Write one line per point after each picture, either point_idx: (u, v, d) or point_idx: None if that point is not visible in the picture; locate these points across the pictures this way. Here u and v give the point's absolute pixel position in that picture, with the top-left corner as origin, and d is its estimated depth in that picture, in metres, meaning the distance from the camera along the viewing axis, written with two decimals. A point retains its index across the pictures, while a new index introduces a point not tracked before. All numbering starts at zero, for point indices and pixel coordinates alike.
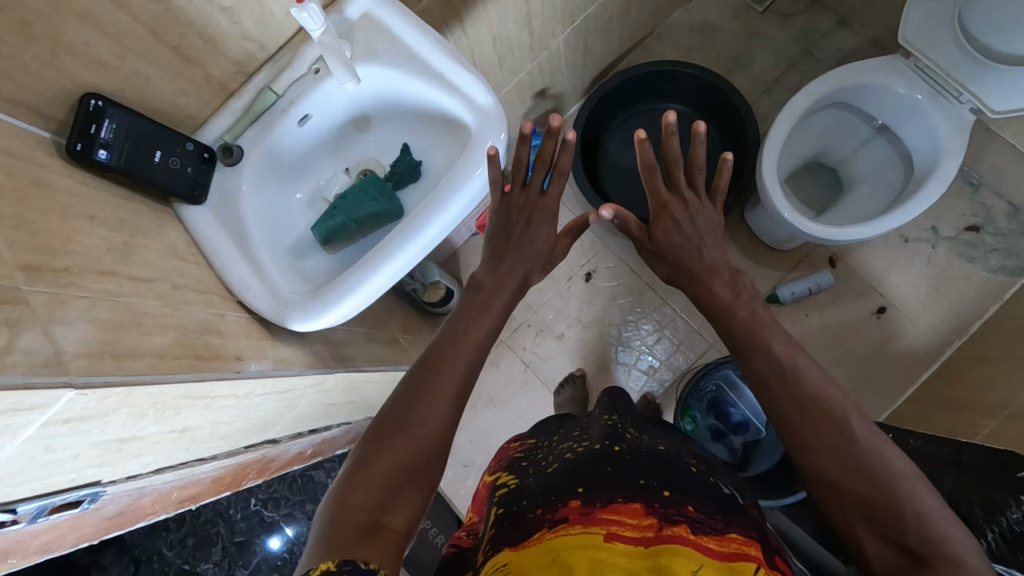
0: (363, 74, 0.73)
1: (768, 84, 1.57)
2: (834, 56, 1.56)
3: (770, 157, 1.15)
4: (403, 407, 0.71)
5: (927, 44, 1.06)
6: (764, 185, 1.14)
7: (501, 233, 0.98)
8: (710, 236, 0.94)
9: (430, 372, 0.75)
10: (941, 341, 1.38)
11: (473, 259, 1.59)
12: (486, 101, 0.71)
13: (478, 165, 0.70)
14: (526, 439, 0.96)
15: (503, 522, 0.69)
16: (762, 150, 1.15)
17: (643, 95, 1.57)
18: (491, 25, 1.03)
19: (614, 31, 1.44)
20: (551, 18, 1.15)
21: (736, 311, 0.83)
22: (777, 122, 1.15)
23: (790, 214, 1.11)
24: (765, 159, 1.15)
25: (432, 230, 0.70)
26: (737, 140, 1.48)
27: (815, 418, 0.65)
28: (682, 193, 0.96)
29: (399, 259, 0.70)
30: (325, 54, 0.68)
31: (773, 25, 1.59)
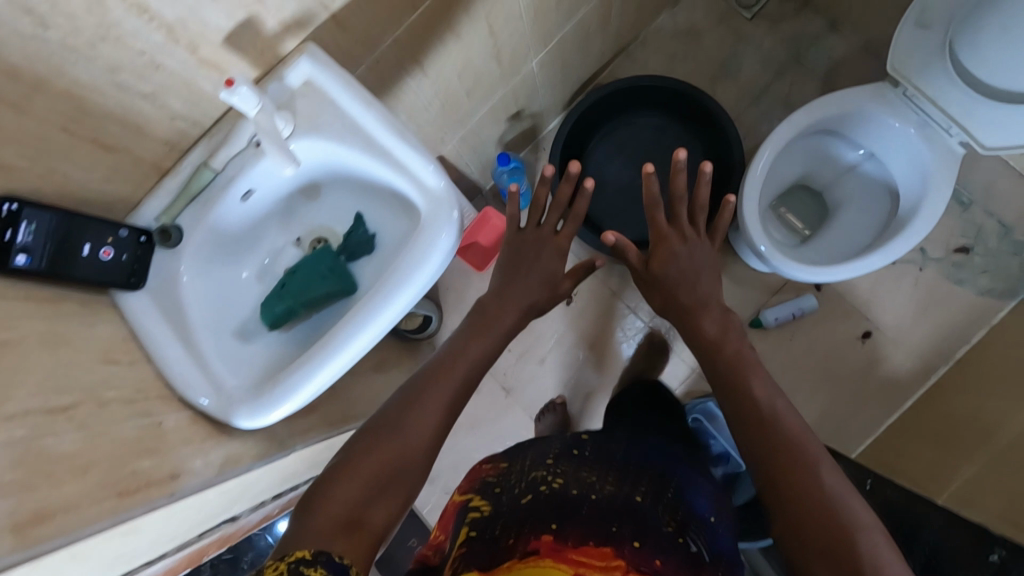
0: (303, 147, 0.69)
1: (756, 92, 1.49)
2: (825, 64, 1.47)
3: (752, 192, 1.10)
4: (399, 413, 0.72)
5: (915, 72, 1.00)
6: (744, 222, 1.10)
7: (513, 264, 1.04)
8: (702, 274, 0.89)
9: (426, 387, 0.77)
10: (926, 366, 1.35)
11: (452, 281, 1.55)
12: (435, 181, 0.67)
13: (439, 236, 0.66)
14: (498, 457, 0.83)
15: (478, 546, 0.65)
16: (745, 180, 1.10)
17: (627, 108, 1.51)
18: (453, 63, 0.96)
19: (593, 45, 1.36)
20: (522, 45, 1.09)
21: (723, 345, 0.82)
22: (759, 153, 1.10)
23: (766, 251, 1.08)
24: (746, 192, 1.10)
25: (395, 304, 0.66)
26: (723, 158, 1.43)
27: (794, 459, 0.63)
28: (682, 227, 0.91)
29: (364, 336, 0.66)
30: (265, 143, 0.64)
31: (761, 30, 1.51)
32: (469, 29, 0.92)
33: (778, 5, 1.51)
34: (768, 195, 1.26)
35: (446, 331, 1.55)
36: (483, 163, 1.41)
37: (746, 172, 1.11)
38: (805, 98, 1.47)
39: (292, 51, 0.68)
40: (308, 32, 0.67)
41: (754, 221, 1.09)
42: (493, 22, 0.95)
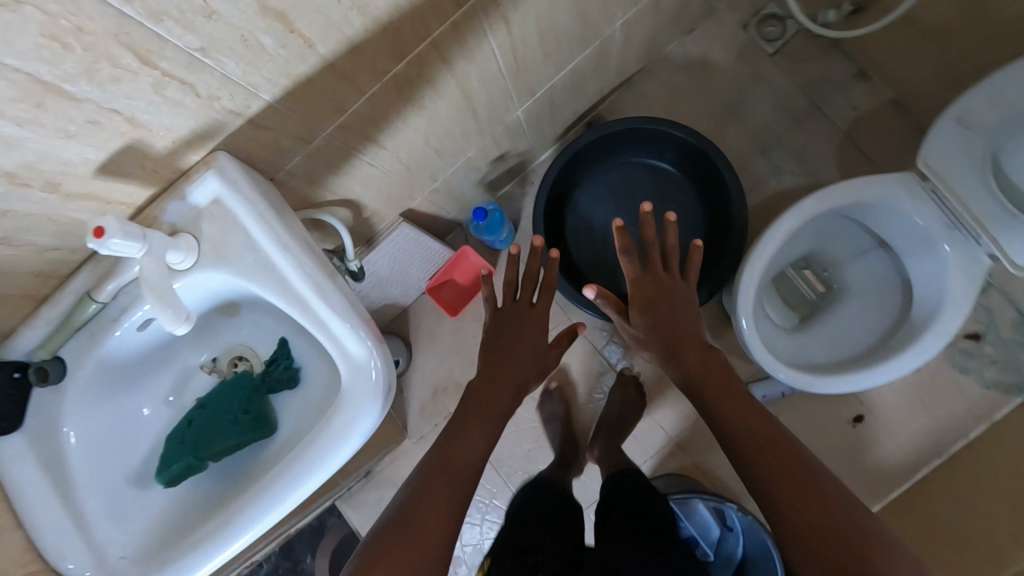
0: (186, 286, 0.62)
1: (767, 142, 1.35)
2: (847, 115, 1.33)
3: (750, 281, 0.99)
4: (405, 516, 0.68)
5: (954, 171, 0.87)
6: (735, 315, 1.00)
7: (494, 344, 0.97)
8: (685, 309, 0.95)
9: (429, 482, 0.73)
10: (917, 458, 1.27)
11: (424, 320, 1.45)
12: (359, 350, 0.60)
13: (364, 401, 0.59)
14: None
15: None
16: (745, 265, 0.99)
17: (625, 148, 1.36)
18: (417, 131, 0.83)
19: (591, 82, 1.22)
20: (503, 101, 0.95)
21: (712, 373, 0.87)
22: (762, 240, 0.99)
23: (747, 327, 0.98)
24: (743, 281, 0.98)
25: (313, 479, 0.59)
26: (722, 217, 1.30)
27: (806, 494, 0.65)
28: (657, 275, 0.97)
29: (279, 510, 0.59)
30: (149, 298, 0.57)
31: (780, 70, 1.36)
32: (435, 100, 0.79)
33: (803, 43, 1.36)
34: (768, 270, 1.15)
35: (414, 374, 1.45)
36: (461, 203, 1.29)
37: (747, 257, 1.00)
38: (821, 152, 1.33)
39: (196, 164, 0.59)
40: (218, 142, 0.58)
41: (747, 319, 0.99)
42: (466, 88, 0.82)
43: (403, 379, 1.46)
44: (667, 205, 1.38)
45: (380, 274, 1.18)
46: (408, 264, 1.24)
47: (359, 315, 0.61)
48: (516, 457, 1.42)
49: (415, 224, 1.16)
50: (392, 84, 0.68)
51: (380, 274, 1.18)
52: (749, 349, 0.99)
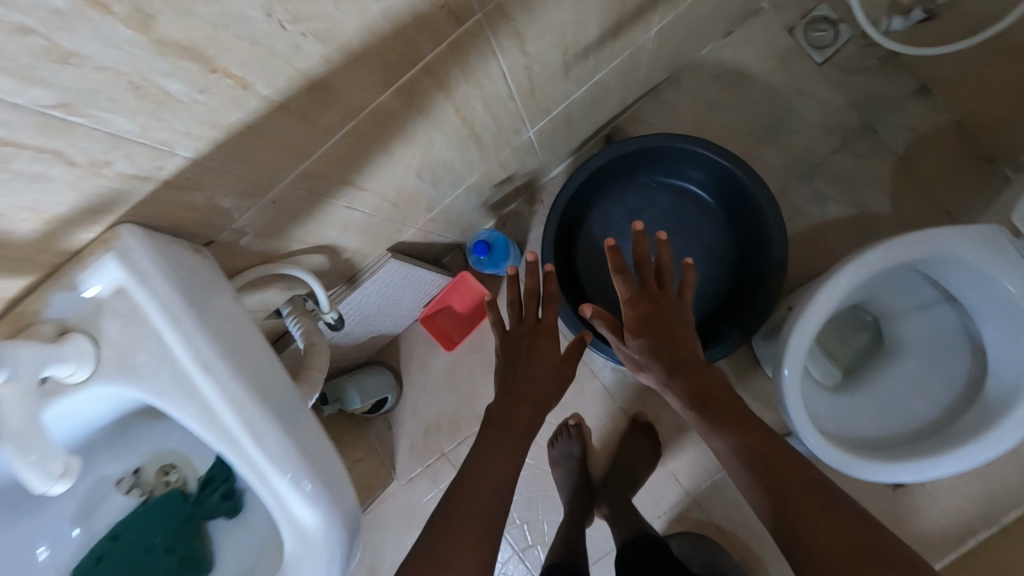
0: (64, 408, 0.48)
1: (809, 166, 1.19)
2: (902, 138, 1.16)
3: (800, 344, 0.84)
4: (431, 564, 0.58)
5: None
6: (778, 380, 0.85)
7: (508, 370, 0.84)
8: (683, 325, 0.87)
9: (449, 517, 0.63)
10: (963, 528, 1.13)
11: (416, 351, 1.31)
12: (311, 518, 0.49)
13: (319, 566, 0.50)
14: None
15: None
16: (794, 327, 0.84)
17: (650, 167, 1.20)
18: (407, 166, 0.67)
19: (613, 95, 1.06)
20: (510, 126, 0.80)
21: (710, 390, 0.81)
22: (814, 298, 0.84)
23: (790, 377, 0.84)
24: (792, 347, 0.84)
25: None
26: (754, 252, 1.14)
27: (816, 499, 0.63)
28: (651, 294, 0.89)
29: None
30: (4, 444, 0.43)
31: (830, 84, 1.19)
32: (429, 133, 0.63)
33: (855, 53, 1.19)
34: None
35: (403, 410, 1.31)
36: (460, 227, 1.13)
37: (793, 316, 0.85)
38: (871, 179, 1.17)
39: (95, 242, 0.45)
40: (121, 213, 0.45)
41: (792, 390, 0.84)
42: (468, 115, 0.66)
43: (391, 414, 1.31)
44: (691, 233, 1.22)
45: (365, 310, 1.02)
46: (397, 296, 1.09)
47: (298, 453, 0.50)
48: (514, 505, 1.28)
49: (406, 254, 1.00)
50: (370, 122, 0.52)
51: (365, 310, 1.02)
52: (790, 419, 0.84)
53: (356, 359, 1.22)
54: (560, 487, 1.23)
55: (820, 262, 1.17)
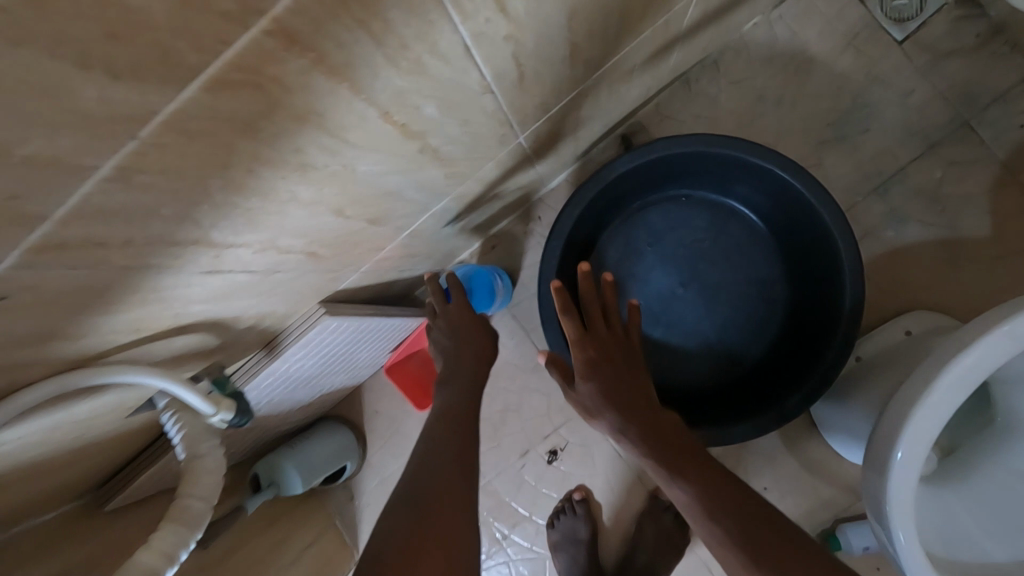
0: None
1: (884, 177, 0.92)
2: (1009, 141, 0.89)
3: (925, 430, 0.57)
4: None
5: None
6: (878, 487, 0.59)
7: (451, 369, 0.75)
8: (631, 367, 0.68)
9: (419, 514, 0.51)
10: None
11: (384, 402, 1.06)
12: None
13: None
14: None
15: None
16: (912, 411, 0.57)
17: (684, 179, 0.94)
18: (312, 203, 0.41)
19: (636, 86, 0.79)
20: (489, 134, 0.53)
21: (667, 435, 0.60)
22: (942, 372, 0.57)
23: (902, 465, 0.57)
24: (908, 435, 0.57)
25: None
26: (818, 292, 0.88)
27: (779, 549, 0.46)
28: (597, 330, 0.71)
29: None
30: None
31: (915, 69, 0.92)
32: (337, 154, 0.37)
33: (947, 30, 0.91)
34: (896, 368, 0.77)
35: (369, 475, 1.06)
36: (432, 257, 0.87)
37: (909, 390, 0.59)
38: (966, 195, 0.90)
39: None
40: None
41: (901, 496, 0.58)
42: (409, 123, 0.40)
43: (353, 481, 1.06)
44: (732, 261, 0.96)
45: (303, 376, 0.77)
46: (350, 351, 0.83)
47: None
48: None
49: (356, 301, 0.74)
50: (181, 141, 0.26)
51: (303, 375, 0.77)
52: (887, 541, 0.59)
53: (304, 419, 0.97)
54: None
55: (897, 300, 0.90)
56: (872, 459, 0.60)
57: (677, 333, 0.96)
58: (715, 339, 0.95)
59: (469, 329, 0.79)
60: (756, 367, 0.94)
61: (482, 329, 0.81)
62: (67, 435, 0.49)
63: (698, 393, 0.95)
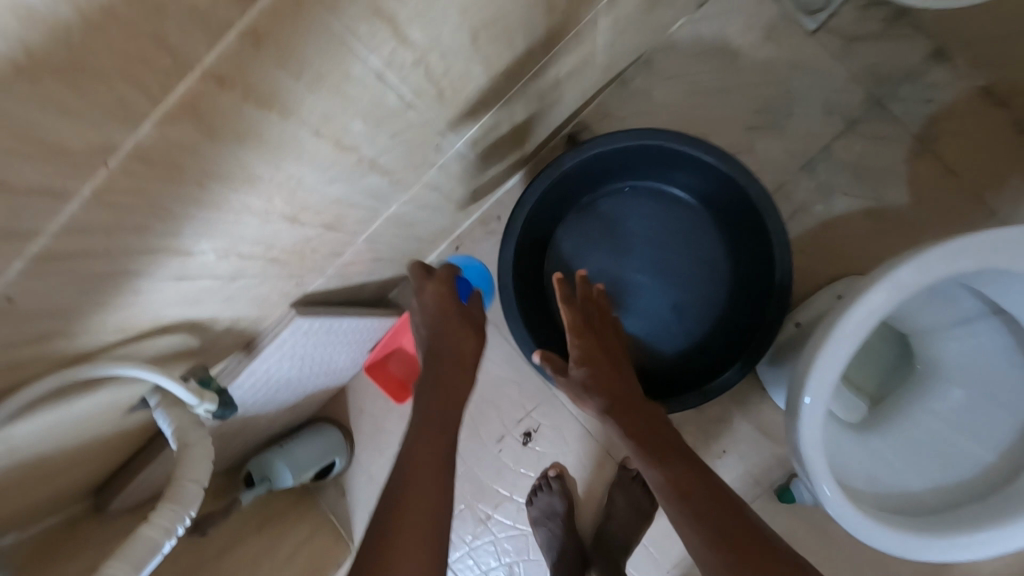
0: None
1: (811, 155, 1.00)
2: (920, 114, 0.97)
3: (829, 375, 0.65)
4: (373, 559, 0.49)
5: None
6: (794, 430, 0.67)
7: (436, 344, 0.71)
8: (616, 360, 0.81)
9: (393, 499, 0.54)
10: None
11: (367, 401, 1.13)
12: None
13: None
14: None
15: None
16: (816, 356, 0.65)
17: (625, 171, 1.02)
18: (265, 212, 0.48)
19: (570, 88, 0.86)
20: (424, 143, 0.61)
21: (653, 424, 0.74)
22: (841, 320, 0.65)
23: (812, 408, 0.65)
24: (815, 378, 0.65)
25: None
26: (756, 265, 0.96)
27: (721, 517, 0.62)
28: (596, 330, 0.83)
29: None
30: None
31: (830, 54, 1.00)
32: (278, 167, 0.44)
33: (856, 17, 0.99)
34: None
35: (359, 469, 1.13)
36: (399, 260, 0.95)
37: (815, 339, 0.67)
38: (885, 166, 0.98)
39: None
40: None
41: (811, 435, 0.65)
42: (342, 136, 0.47)
43: (344, 477, 1.13)
44: (684, 245, 1.03)
45: (288, 376, 0.85)
46: (327, 353, 0.89)
47: None
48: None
49: (326, 303, 0.81)
50: (140, 167, 0.33)
51: (285, 375, 0.84)
52: (810, 481, 0.67)
53: (292, 420, 1.04)
54: (544, 552, 1.04)
55: (829, 267, 0.98)
56: (789, 405, 0.68)
57: (633, 313, 1.03)
58: (668, 316, 1.03)
59: (458, 330, 0.73)
60: (709, 339, 1.02)
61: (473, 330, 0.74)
62: (68, 434, 0.55)
63: (655, 368, 1.03)
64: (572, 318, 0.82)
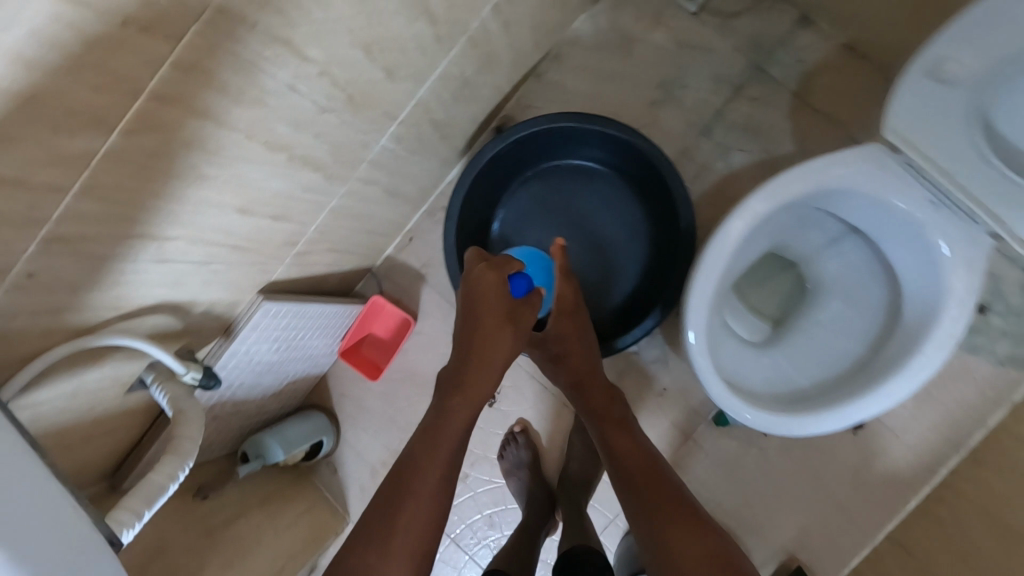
0: None
1: (706, 120, 1.14)
2: (794, 73, 1.12)
3: (700, 301, 0.78)
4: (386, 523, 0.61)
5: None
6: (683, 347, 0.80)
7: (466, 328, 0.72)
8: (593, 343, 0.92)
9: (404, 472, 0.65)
10: (930, 459, 1.09)
11: (347, 385, 1.26)
12: None
13: None
14: None
15: None
16: (691, 284, 0.79)
17: (545, 151, 1.15)
18: (219, 205, 0.61)
19: (483, 85, 1.00)
20: (349, 140, 0.74)
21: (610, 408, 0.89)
22: (705, 255, 0.78)
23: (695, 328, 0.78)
24: (693, 303, 0.78)
25: None
26: (667, 219, 1.09)
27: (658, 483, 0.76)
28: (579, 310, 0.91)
29: None
30: None
31: (712, 31, 1.14)
32: (221, 165, 0.57)
33: None
34: None
35: (346, 447, 1.26)
36: (356, 252, 1.08)
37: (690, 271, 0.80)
38: (770, 122, 1.12)
39: None
40: None
41: (699, 349, 0.78)
42: (272, 138, 0.61)
43: (334, 457, 1.26)
44: (608, 211, 1.17)
45: (268, 359, 0.97)
46: (301, 338, 1.02)
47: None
48: (474, 527, 1.21)
49: (291, 291, 0.94)
50: (115, 167, 0.46)
51: (264, 358, 0.96)
52: (707, 388, 0.79)
53: (280, 407, 1.17)
54: (518, 499, 1.17)
55: None
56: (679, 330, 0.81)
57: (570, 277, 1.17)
58: (600, 275, 1.16)
59: (492, 332, 0.70)
60: (638, 290, 1.15)
61: (508, 329, 0.71)
62: (82, 406, 0.68)
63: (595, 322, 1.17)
64: (569, 296, 0.89)
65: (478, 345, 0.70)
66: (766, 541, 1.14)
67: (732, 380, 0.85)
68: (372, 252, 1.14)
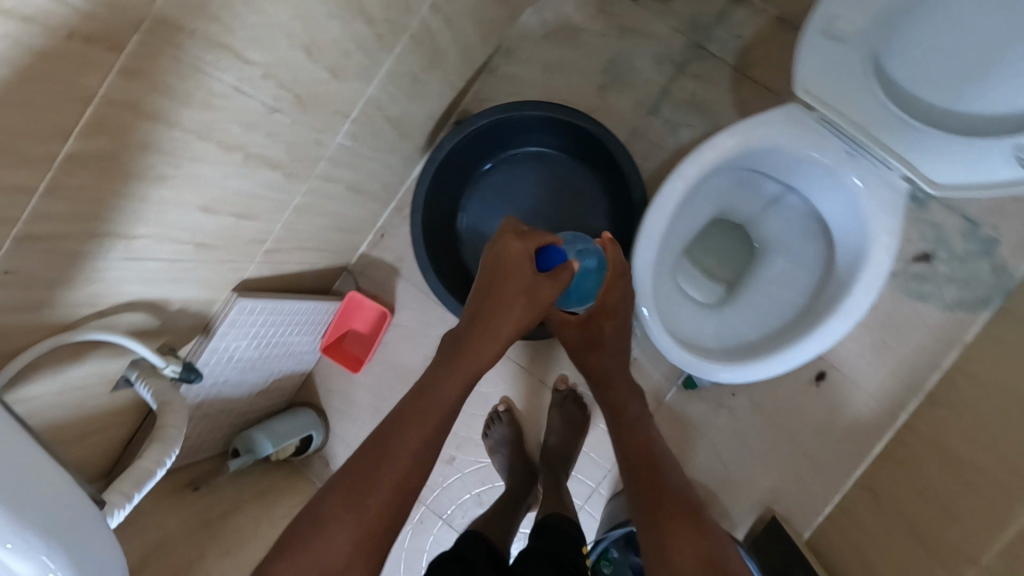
0: None
1: (654, 99, 1.20)
2: (732, 48, 1.17)
3: (643, 267, 0.83)
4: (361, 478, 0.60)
5: (921, 83, 0.71)
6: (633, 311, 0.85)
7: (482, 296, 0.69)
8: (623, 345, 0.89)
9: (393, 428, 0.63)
10: (891, 404, 1.14)
11: (333, 381, 1.31)
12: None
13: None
14: None
15: None
16: (635, 251, 0.84)
17: (502, 141, 1.20)
18: (181, 203, 0.67)
19: (435, 81, 1.05)
20: (303, 138, 0.80)
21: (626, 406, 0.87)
22: (646, 222, 0.83)
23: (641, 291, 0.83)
24: (638, 267, 0.83)
25: None
26: (622, 195, 1.14)
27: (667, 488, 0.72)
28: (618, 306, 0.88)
29: None
30: None
31: (652, 14, 1.19)
32: (178, 165, 0.62)
33: None
34: None
35: (337, 440, 1.31)
36: (328, 250, 1.13)
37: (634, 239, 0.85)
38: (713, 96, 1.18)
39: None
40: None
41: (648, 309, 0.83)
42: (226, 137, 0.66)
43: (326, 450, 1.31)
44: (567, 194, 1.22)
45: (250, 356, 1.02)
46: (281, 335, 1.07)
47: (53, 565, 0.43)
48: (464, 506, 1.26)
49: (266, 289, 0.99)
50: (75, 167, 0.51)
51: (246, 356, 1.01)
52: (659, 346, 0.84)
53: (268, 405, 1.22)
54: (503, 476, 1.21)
55: None
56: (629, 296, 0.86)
57: None
58: None
59: (501, 304, 0.67)
60: None
61: (520, 304, 0.67)
62: (71, 402, 0.73)
63: None
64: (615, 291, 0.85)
65: (486, 317, 0.68)
66: (743, 497, 1.18)
67: (686, 340, 0.90)
68: (344, 249, 1.19)
